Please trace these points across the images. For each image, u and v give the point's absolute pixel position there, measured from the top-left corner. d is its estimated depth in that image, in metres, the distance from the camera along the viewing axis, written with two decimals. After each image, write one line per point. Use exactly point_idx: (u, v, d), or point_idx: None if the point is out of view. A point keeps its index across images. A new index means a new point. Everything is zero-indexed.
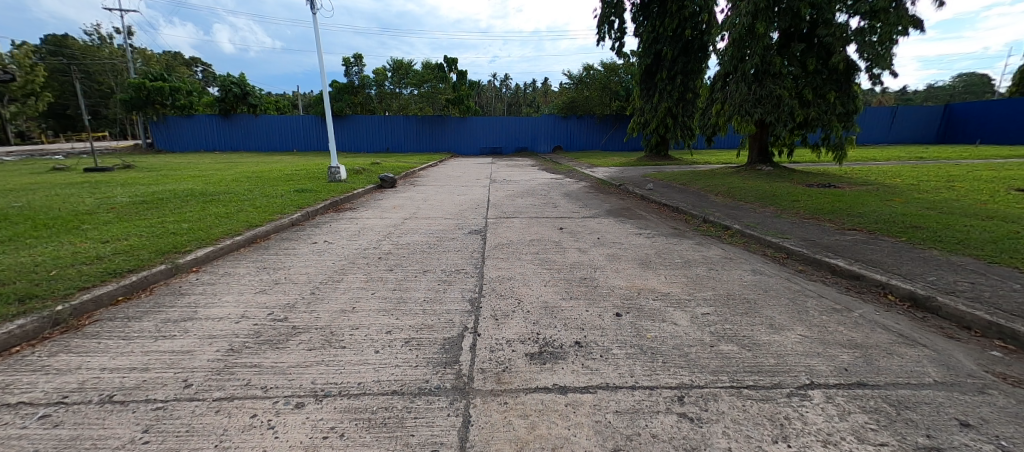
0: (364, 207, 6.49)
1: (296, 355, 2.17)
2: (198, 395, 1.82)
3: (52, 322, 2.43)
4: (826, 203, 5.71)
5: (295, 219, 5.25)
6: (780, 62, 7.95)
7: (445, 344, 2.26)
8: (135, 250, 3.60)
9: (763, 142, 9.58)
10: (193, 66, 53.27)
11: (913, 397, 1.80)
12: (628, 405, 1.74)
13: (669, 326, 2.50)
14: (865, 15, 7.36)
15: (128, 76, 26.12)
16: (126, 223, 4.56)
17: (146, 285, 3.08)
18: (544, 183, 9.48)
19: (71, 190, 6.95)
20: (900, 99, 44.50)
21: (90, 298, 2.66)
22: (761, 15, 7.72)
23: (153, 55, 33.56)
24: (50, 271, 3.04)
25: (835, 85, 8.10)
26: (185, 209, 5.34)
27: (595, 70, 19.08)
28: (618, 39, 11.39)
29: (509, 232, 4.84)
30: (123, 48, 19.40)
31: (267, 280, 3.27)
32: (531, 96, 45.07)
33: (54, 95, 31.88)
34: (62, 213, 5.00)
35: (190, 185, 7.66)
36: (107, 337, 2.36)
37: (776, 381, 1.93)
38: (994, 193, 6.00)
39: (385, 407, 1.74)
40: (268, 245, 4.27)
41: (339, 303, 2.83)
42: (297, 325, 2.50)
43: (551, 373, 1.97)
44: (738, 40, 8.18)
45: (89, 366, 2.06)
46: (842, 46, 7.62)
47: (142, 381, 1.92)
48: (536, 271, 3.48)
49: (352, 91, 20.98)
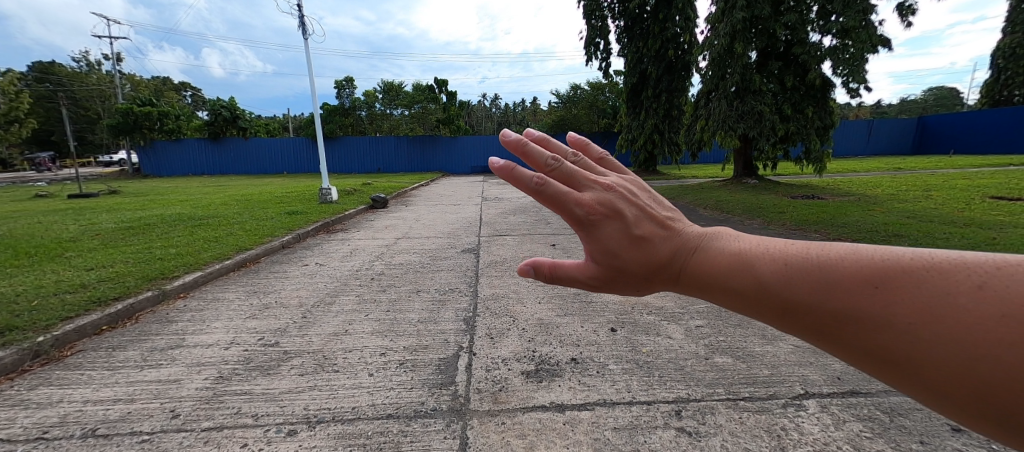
0: (356, 228, 6.47)
1: (287, 380, 2.13)
2: (186, 426, 1.78)
3: (32, 354, 2.37)
4: (811, 214, 5.84)
5: (286, 241, 5.21)
6: (759, 79, 8.19)
7: (441, 365, 2.24)
8: (120, 277, 3.53)
9: (748, 156, 9.84)
10: (182, 91, 53.43)
11: (906, 404, 1.83)
12: (627, 421, 1.74)
13: (664, 339, 2.51)
14: (837, 33, 7.65)
15: (115, 102, 26.10)
16: (112, 249, 4.49)
17: (131, 313, 3.02)
18: (536, 200, 9.54)
19: (55, 217, 6.83)
20: (875, 112, 45.95)
21: (72, 329, 2.60)
22: (738, 36, 7.99)
23: (141, 80, 33.74)
24: (31, 301, 2.97)
25: (812, 100, 8.39)
26: (173, 234, 5.27)
27: (582, 89, 19.57)
28: (603, 59, 11.65)
29: (502, 249, 4.86)
30: (113, 74, 19.45)
31: (258, 304, 3.22)
32: (521, 117, 45.96)
33: (39, 121, 31.81)
34: (45, 241, 4.91)
35: (178, 209, 7.57)
36: (90, 367, 2.31)
37: (772, 392, 1.94)
38: (971, 201, 6.16)
39: (381, 432, 1.71)
40: (257, 269, 4.22)
41: (332, 326, 2.79)
42: (288, 349, 2.47)
43: (548, 391, 1.96)
44: (717, 60, 8.45)
45: (71, 399, 2.00)
46: (817, 63, 7.94)
47: (127, 413, 1.87)
48: (530, 288, 3.48)
49: (343, 113, 21.18)
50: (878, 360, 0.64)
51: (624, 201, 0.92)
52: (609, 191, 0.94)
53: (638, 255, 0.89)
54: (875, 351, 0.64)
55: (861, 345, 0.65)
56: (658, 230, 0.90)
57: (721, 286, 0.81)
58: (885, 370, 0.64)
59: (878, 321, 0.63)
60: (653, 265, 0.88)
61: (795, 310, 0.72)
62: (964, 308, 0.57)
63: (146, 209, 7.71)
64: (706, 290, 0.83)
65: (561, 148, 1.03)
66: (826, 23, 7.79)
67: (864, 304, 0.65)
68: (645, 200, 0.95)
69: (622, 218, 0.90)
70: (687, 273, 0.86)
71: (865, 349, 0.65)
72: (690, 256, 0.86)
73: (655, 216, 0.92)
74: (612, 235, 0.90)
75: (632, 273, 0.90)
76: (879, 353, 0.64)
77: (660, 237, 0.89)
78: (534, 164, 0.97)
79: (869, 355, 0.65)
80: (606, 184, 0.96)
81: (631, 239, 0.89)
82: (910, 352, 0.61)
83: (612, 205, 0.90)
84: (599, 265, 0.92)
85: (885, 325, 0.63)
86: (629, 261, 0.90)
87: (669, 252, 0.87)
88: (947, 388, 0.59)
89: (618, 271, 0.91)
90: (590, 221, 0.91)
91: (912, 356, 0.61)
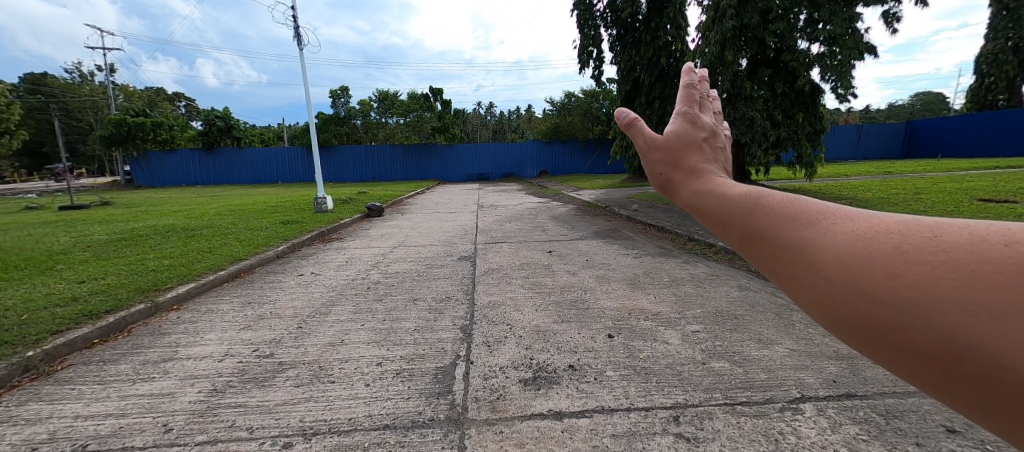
0: (351, 237, 6.45)
1: (283, 392, 2.11)
2: (179, 440, 1.76)
3: (22, 369, 2.33)
4: None
5: (282, 251, 5.18)
6: (750, 86, 8.29)
7: (438, 374, 2.23)
8: (113, 289, 3.49)
9: (741, 161, 9.96)
10: (176, 101, 53.34)
11: (900, 405, 1.84)
12: (625, 428, 1.74)
13: (660, 345, 2.52)
14: (824, 41, 7.84)
15: (108, 113, 25.98)
16: (104, 262, 4.44)
17: (124, 326, 2.99)
18: (532, 207, 9.58)
19: (46, 229, 6.76)
20: (865, 117, 46.61)
21: (63, 342, 2.57)
22: (728, 44, 8.03)
23: (135, 91, 33.64)
24: (21, 315, 2.93)
25: (802, 106, 8.59)
26: (166, 245, 5.23)
27: (577, 96, 19.73)
28: (596, 67, 11.76)
29: (499, 257, 4.86)
30: (106, 86, 19.38)
31: (252, 315, 3.20)
32: (516, 125, 46.21)
33: (31, 133, 31.56)
34: (36, 254, 4.85)
35: (171, 220, 7.52)
36: (81, 382, 2.27)
37: (769, 396, 1.95)
38: (960, 204, 6.26)
39: (378, 443, 1.70)
40: (252, 279, 4.19)
41: (328, 337, 2.77)
42: (283, 360, 2.45)
43: (546, 399, 1.96)
44: (709, 67, 8.27)
45: (62, 414, 1.97)
46: (805, 70, 8.07)
47: (119, 427, 1.85)
48: (527, 295, 3.48)
49: (338, 122, 21.22)
50: (792, 257, 0.69)
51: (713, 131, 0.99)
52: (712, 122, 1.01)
53: (692, 154, 0.94)
54: (793, 245, 0.69)
55: (783, 243, 0.70)
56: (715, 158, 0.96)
57: (709, 192, 0.86)
58: (793, 264, 0.69)
59: (816, 224, 0.68)
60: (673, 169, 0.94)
61: (751, 211, 0.76)
62: (883, 218, 0.62)
63: (139, 220, 7.65)
64: (699, 194, 0.88)
65: (710, 90, 1.12)
66: (813, 30, 7.95)
67: (814, 212, 0.70)
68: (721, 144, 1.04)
69: (703, 130, 0.97)
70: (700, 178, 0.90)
71: (785, 245, 0.70)
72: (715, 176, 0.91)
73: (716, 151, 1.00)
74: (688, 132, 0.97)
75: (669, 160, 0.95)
76: (794, 251, 0.69)
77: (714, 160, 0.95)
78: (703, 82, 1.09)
79: (784, 250, 0.70)
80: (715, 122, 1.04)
81: (697, 141, 0.95)
82: (816, 250, 0.66)
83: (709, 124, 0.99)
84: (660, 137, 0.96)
85: (817, 227, 0.67)
86: (686, 154, 0.94)
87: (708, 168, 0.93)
88: (832, 288, 0.63)
89: (655, 150, 0.96)
90: (687, 117, 0.98)
91: (818, 252, 0.65)
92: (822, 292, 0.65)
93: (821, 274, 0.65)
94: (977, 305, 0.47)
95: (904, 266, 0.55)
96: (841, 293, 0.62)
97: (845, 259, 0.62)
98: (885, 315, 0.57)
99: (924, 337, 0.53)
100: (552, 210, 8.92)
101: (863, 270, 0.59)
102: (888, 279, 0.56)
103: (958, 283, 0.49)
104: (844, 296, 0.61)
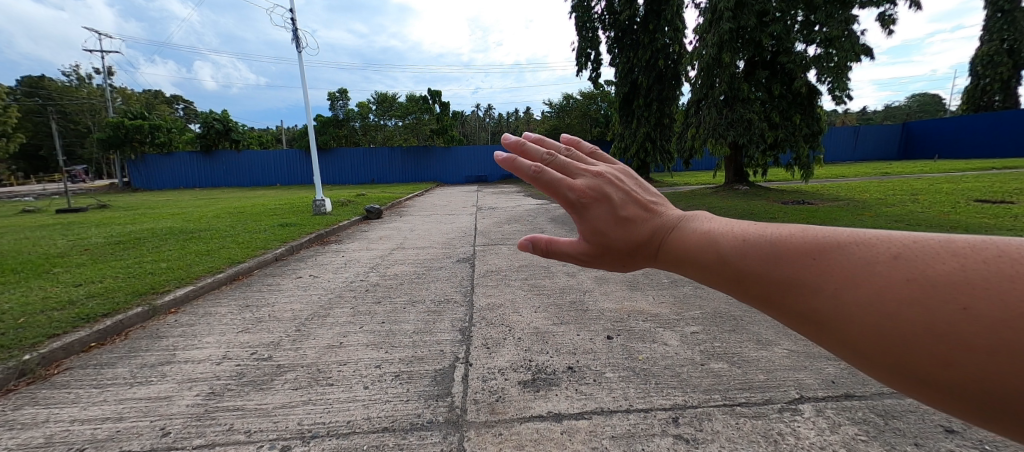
0: (350, 239, 6.44)
1: (281, 395, 2.10)
2: (177, 443, 1.75)
3: (19, 373, 2.32)
4: (802, 219, 5.95)
5: (280, 254, 5.17)
6: (747, 87, 8.34)
7: (437, 376, 2.23)
8: (110, 292, 3.48)
9: (739, 163, 10.01)
10: (175, 104, 53.35)
11: (899, 406, 1.84)
12: (624, 429, 1.74)
13: (659, 346, 2.52)
14: (821, 43, 7.83)
15: (106, 115, 25.95)
16: (101, 264, 4.43)
17: (121, 329, 2.98)
18: (530, 209, 9.58)
19: (43, 233, 6.73)
20: (862, 118, 46.81)
21: (60, 346, 2.56)
22: (725, 46, 8.14)
23: (133, 94, 33.63)
24: (18, 319, 2.91)
25: (799, 108, 8.53)
26: (164, 248, 5.21)
27: (575, 98, 19.78)
28: (594, 70, 11.79)
29: (498, 258, 4.86)
30: (104, 88, 19.36)
31: (251, 318, 3.19)
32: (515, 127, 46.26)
33: (29, 136, 31.51)
34: (33, 257, 4.83)
35: (169, 223, 7.50)
36: (78, 386, 2.26)
37: (767, 396, 1.95)
38: (956, 204, 6.29)
39: (376, 445, 1.69)
40: (250, 282, 4.17)
41: (326, 339, 2.76)
42: (282, 363, 2.44)
43: (545, 401, 1.96)
44: (707, 69, 8.53)
45: (59, 419, 1.96)
46: (802, 72, 8.11)
47: (116, 431, 1.84)
48: (526, 297, 3.48)
49: (337, 124, 21.25)
50: (810, 324, 0.70)
51: (611, 185, 1.00)
52: (598, 178, 1.02)
53: (622, 233, 0.96)
54: (806, 315, 0.70)
55: (799, 312, 0.71)
56: (641, 210, 0.97)
57: (688, 261, 0.88)
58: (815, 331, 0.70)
59: (816, 291, 0.69)
60: (637, 242, 0.95)
61: (752, 280, 0.77)
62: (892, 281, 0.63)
63: (137, 223, 7.64)
64: (679, 265, 0.89)
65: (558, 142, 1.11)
66: (809, 32, 7.98)
67: (801, 276, 0.71)
68: (632, 184, 1.03)
69: (608, 201, 0.97)
70: (666, 248, 0.92)
71: (801, 315, 0.71)
72: (668, 234, 0.92)
73: (638, 199, 0.99)
74: (600, 216, 0.97)
75: (616, 251, 0.98)
76: (810, 317, 0.70)
77: (643, 219, 0.96)
78: (533, 158, 1.08)
79: (801, 318, 0.71)
80: (596, 171, 1.04)
81: (618, 221, 0.96)
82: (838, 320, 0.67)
83: (600, 189, 0.98)
84: (586, 244, 1.01)
85: (820, 295, 0.68)
86: (617, 239, 0.96)
87: (648, 233, 0.94)
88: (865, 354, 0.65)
89: (602, 253, 0.99)
90: (581, 204, 0.99)
91: (837, 322, 0.67)
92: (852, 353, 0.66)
93: (850, 338, 0.66)
94: (1020, 366, 0.51)
95: (932, 327, 0.58)
96: (873, 353, 0.64)
97: (870, 323, 0.64)
98: (919, 370, 0.61)
99: (965, 387, 0.57)
100: (550, 212, 8.93)
101: (896, 335, 0.61)
102: (923, 342, 0.59)
103: (995, 346, 0.53)
104: (878, 356, 0.64)
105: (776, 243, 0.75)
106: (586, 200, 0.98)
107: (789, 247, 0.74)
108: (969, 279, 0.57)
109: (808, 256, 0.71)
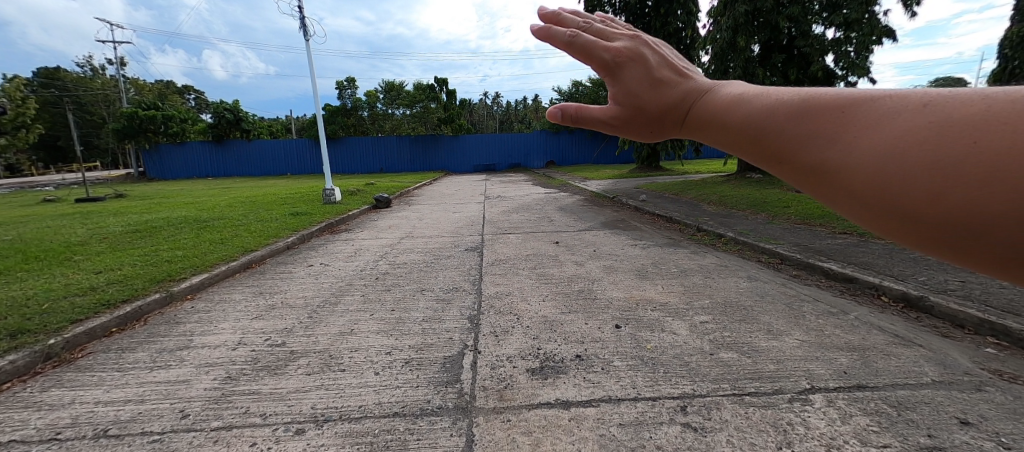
0: (360, 228, 6.48)
1: (294, 380, 2.14)
2: (196, 425, 1.80)
3: (44, 356, 2.40)
4: (816, 208, 5.94)
5: (291, 242, 5.24)
6: (763, 73, 8.10)
7: (446, 363, 2.25)
8: (129, 279, 3.57)
9: None
10: (186, 93, 53.56)
11: (913, 397, 1.82)
12: (632, 417, 1.74)
13: (669, 335, 2.51)
14: (840, 26, 7.60)
15: (119, 106, 26.16)
16: (119, 253, 4.53)
17: (140, 315, 3.05)
18: (538, 198, 9.54)
19: (62, 221, 6.88)
20: None
21: (83, 331, 2.64)
22: (741, 29, 7.99)
23: (144, 84, 34.07)
24: (41, 304, 3.00)
25: None
26: (179, 237, 5.32)
27: (584, 86, 19.69)
28: None
29: (506, 247, 4.86)
30: (116, 79, 19.50)
31: (264, 305, 3.25)
32: (524, 115, 45.97)
33: (46, 127, 32.09)
34: (54, 245, 4.96)
35: (183, 212, 7.63)
36: (101, 369, 2.33)
37: (777, 386, 1.93)
38: None
39: (388, 430, 1.72)
40: (263, 270, 4.25)
41: (338, 326, 2.81)
42: (295, 349, 2.49)
43: (553, 388, 1.97)
44: (721, 54, 8.38)
45: (84, 400, 2.03)
46: (819, 56, 7.87)
47: (138, 413, 1.90)
48: (534, 285, 3.50)
49: (346, 113, 21.38)
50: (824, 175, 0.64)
51: (649, 49, 0.95)
52: (636, 41, 0.98)
53: (655, 95, 0.90)
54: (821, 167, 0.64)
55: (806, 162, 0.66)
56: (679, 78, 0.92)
57: (718, 121, 0.80)
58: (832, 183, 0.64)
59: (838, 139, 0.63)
60: (668, 106, 0.89)
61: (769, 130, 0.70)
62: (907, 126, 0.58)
63: (152, 212, 7.76)
64: (707, 128, 0.83)
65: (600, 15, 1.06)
66: (830, 15, 7.72)
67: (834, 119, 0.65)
68: (668, 53, 0.97)
69: (643, 62, 0.93)
70: (696, 111, 0.84)
71: (811, 165, 0.65)
72: (701, 98, 0.85)
73: (674, 65, 0.93)
74: (634, 78, 0.93)
75: (646, 114, 0.92)
76: (820, 168, 0.64)
77: (677, 83, 0.89)
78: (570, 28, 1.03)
79: (809, 170, 0.66)
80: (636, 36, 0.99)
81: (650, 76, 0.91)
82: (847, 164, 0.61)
83: (636, 50, 0.94)
84: (618, 107, 0.93)
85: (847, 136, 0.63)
86: (649, 102, 0.90)
87: (680, 96, 0.87)
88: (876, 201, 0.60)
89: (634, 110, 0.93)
90: (615, 66, 0.95)
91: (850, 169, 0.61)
92: (866, 198, 0.61)
93: (862, 189, 0.60)
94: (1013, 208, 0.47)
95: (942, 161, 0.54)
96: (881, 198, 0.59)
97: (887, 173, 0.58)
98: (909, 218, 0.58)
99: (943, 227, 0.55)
100: (559, 201, 8.88)
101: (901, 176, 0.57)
102: (930, 191, 0.55)
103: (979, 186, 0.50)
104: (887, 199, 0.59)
105: (804, 95, 0.67)
106: (623, 62, 0.94)
107: (815, 102, 0.67)
108: (999, 122, 0.51)
109: (836, 106, 0.65)
